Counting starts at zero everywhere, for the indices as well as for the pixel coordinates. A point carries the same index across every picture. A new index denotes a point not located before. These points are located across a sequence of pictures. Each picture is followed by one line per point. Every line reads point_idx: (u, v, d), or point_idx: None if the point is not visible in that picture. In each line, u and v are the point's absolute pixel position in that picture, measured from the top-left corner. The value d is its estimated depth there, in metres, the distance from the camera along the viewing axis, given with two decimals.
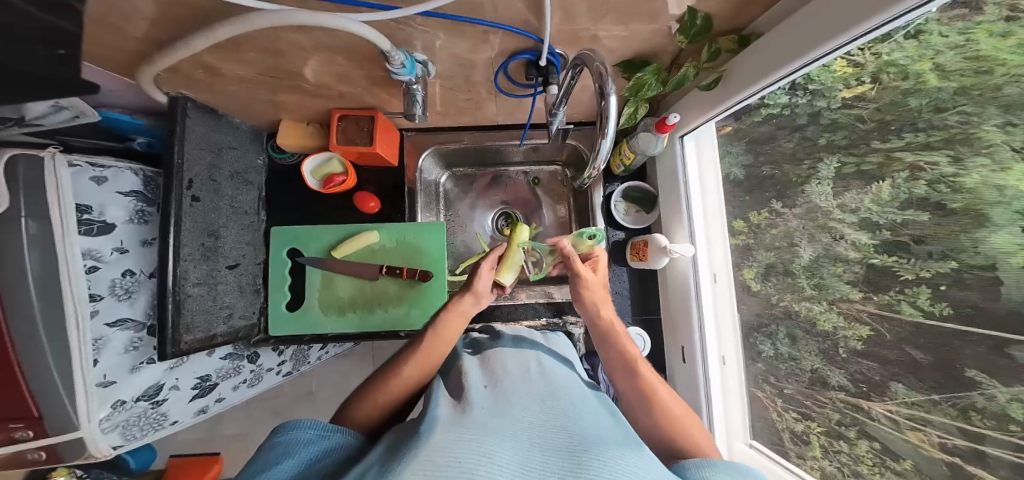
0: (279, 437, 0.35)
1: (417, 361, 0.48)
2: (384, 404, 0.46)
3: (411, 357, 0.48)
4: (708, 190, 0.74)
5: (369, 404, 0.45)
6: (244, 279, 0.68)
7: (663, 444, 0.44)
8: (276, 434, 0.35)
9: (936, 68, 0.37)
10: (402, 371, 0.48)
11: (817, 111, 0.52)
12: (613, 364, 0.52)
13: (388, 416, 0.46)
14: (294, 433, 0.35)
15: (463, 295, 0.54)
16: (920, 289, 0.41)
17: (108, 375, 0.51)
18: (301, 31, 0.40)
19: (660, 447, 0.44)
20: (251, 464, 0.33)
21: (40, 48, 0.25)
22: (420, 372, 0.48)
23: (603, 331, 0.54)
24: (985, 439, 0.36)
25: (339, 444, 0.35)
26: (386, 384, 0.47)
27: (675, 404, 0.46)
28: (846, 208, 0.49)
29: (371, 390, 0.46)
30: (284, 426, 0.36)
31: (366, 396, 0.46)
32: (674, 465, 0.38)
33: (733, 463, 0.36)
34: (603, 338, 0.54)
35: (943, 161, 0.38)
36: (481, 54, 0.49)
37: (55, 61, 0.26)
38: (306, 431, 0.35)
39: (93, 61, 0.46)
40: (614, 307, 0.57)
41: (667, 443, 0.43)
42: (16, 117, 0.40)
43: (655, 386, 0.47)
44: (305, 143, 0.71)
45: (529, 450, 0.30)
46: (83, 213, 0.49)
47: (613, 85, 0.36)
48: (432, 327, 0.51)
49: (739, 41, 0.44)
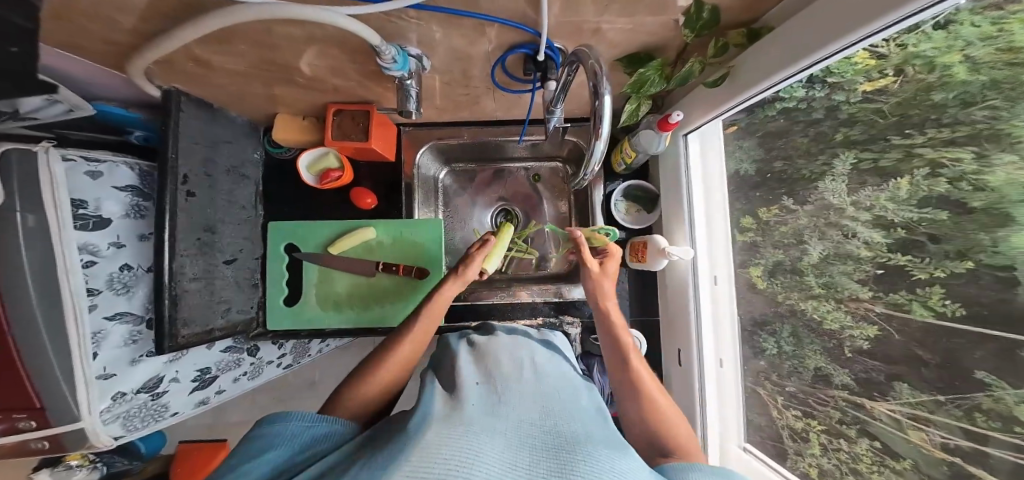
0: (263, 429, 0.35)
1: (411, 345, 0.51)
2: (377, 389, 0.46)
3: (407, 336, 0.51)
4: (714, 187, 0.72)
5: (361, 390, 0.45)
6: (242, 274, 0.68)
7: (645, 445, 0.43)
8: (259, 428, 0.36)
9: (966, 61, 0.34)
10: (392, 356, 0.49)
11: (835, 105, 0.49)
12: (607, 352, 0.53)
13: (381, 402, 0.47)
14: (279, 426, 0.35)
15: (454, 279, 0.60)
16: (933, 289, 0.40)
17: (106, 367, 0.51)
18: (292, 23, 0.39)
19: (640, 438, 0.44)
20: (232, 456, 0.33)
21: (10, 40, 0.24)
22: (411, 355, 0.51)
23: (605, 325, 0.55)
24: (989, 440, 0.35)
25: (325, 434, 0.36)
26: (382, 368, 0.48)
27: (662, 398, 0.46)
28: (860, 206, 0.47)
29: (363, 377, 0.47)
30: (267, 420, 0.36)
31: (355, 385, 0.46)
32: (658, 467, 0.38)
33: (720, 469, 0.35)
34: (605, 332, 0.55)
35: (968, 158, 0.36)
36: (478, 48, 0.47)
37: (15, 60, 0.25)
38: (293, 422, 0.36)
39: (83, 56, 0.46)
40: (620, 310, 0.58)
41: (649, 440, 0.43)
42: (10, 111, 0.39)
43: (642, 378, 0.47)
44: (301, 137, 0.70)
45: (517, 449, 0.30)
46: (78, 207, 0.48)
47: (608, 84, 0.34)
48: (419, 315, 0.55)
49: (748, 35, 0.42)
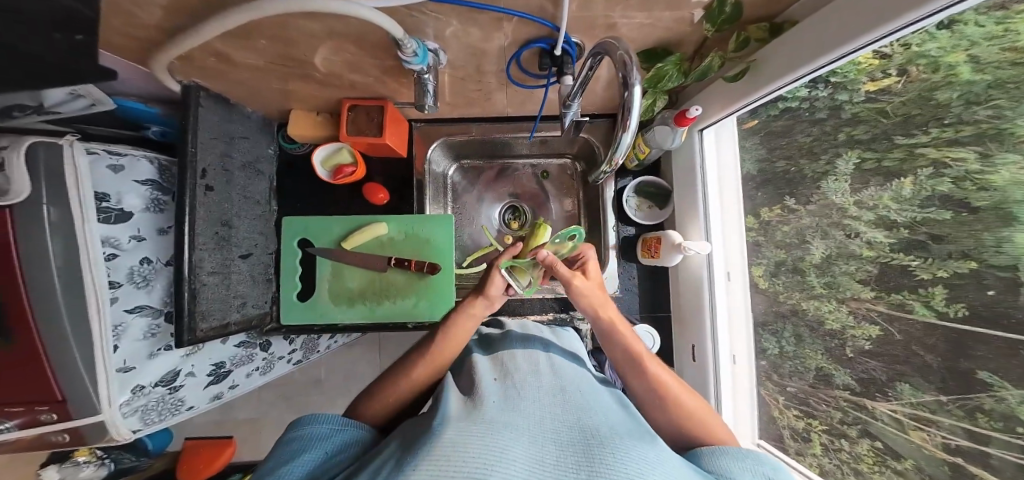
0: (293, 433, 0.37)
1: (431, 359, 0.50)
2: (393, 402, 0.47)
3: (428, 352, 0.50)
4: (727, 172, 0.70)
5: (376, 403, 0.47)
6: (257, 268, 0.68)
7: (678, 436, 0.44)
8: (291, 431, 0.38)
9: (970, 60, 0.35)
10: (412, 370, 0.49)
11: (838, 105, 0.49)
12: (621, 360, 0.51)
13: (396, 414, 0.47)
14: (308, 429, 0.37)
15: (477, 296, 0.57)
16: (935, 290, 0.40)
17: (126, 361, 0.52)
18: (311, 17, 0.39)
19: (675, 433, 0.44)
20: (268, 461, 0.35)
21: (81, 35, 0.25)
22: (431, 368, 0.50)
23: (604, 330, 0.53)
24: (991, 440, 0.36)
25: (351, 439, 0.38)
26: (396, 385, 0.48)
27: (675, 382, 0.47)
28: (863, 206, 0.48)
29: (381, 388, 0.48)
30: (299, 423, 0.38)
31: (375, 394, 0.47)
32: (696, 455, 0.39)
33: (748, 450, 0.37)
34: (606, 333, 0.53)
35: (971, 158, 0.36)
36: (493, 43, 0.48)
37: None
38: (320, 425, 0.37)
39: (112, 51, 0.46)
40: (615, 306, 0.56)
41: (682, 434, 0.44)
42: (35, 104, 0.40)
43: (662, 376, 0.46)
44: (313, 133, 0.70)
45: (543, 446, 0.30)
46: (100, 201, 0.49)
47: (638, 75, 0.35)
48: (443, 329, 0.53)
49: (771, 29, 0.42)
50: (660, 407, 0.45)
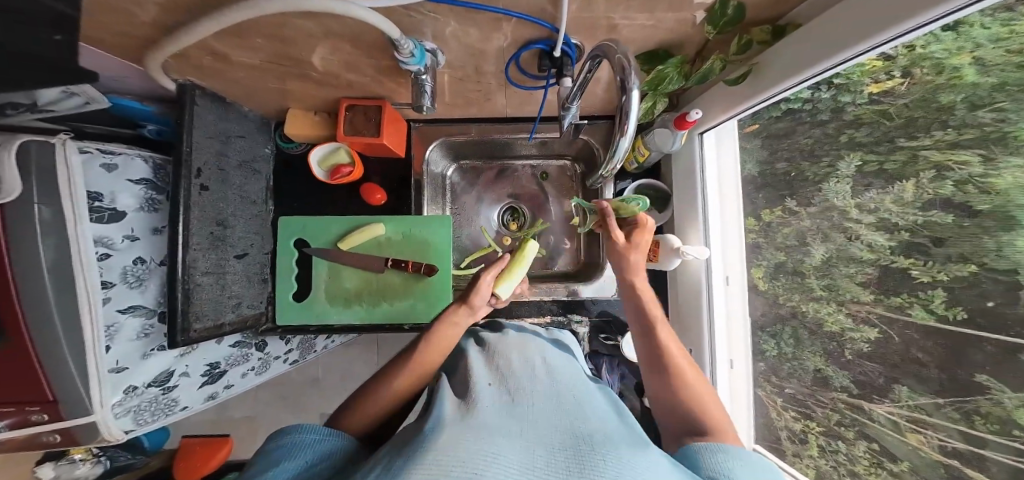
0: (278, 440, 0.37)
1: (415, 368, 0.49)
2: (379, 410, 0.47)
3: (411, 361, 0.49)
4: (726, 170, 0.69)
5: (361, 412, 0.46)
6: (253, 269, 0.68)
7: (674, 411, 0.44)
8: (274, 440, 0.37)
9: (976, 62, 0.34)
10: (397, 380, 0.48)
11: (840, 106, 0.49)
12: (636, 329, 0.52)
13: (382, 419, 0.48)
14: (292, 437, 0.37)
15: (460, 307, 0.54)
16: (935, 293, 0.40)
17: (119, 361, 0.52)
18: (308, 17, 0.39)
19: (671, 411, 0.45)
20: (251, 467, 0.34)
21: (59, 35, 0.26)
22: (415, 377, 0.49)
23: (628, 295, 0.55)
24: (988, 443, 0.37)
25: (333, 448, 0.37)
26: (380, 394, 0.47)
27: (690, 370, 0.46)
28: (864, 208, 0.48)
29: (365, 397, 0.47)
30: (282, 432, 0.38)
31: (360, 403, 0.47)
32: (685, 445, 0.38)
33: (745, 450, 0.36)
34: (634, 304, 0.53)
35: (974, 161, 0.36)
36: (492, 44, 0.47)
37: (39, 49, 0.26)
38: (307, 434, 0.37)
39: (93, 45, 0.44)
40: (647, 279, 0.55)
41: (679, 414, 0.44)
42: (27, 102, 0.39)
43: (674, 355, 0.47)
44: (311, 133, 0.70)
45: (534, 450, 0.30)
46: (94, 200, 0.48)
47: (636, 80, 0.34)
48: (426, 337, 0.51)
49: (773, 31, 0.42)
50: (664, 385, 0.46)
